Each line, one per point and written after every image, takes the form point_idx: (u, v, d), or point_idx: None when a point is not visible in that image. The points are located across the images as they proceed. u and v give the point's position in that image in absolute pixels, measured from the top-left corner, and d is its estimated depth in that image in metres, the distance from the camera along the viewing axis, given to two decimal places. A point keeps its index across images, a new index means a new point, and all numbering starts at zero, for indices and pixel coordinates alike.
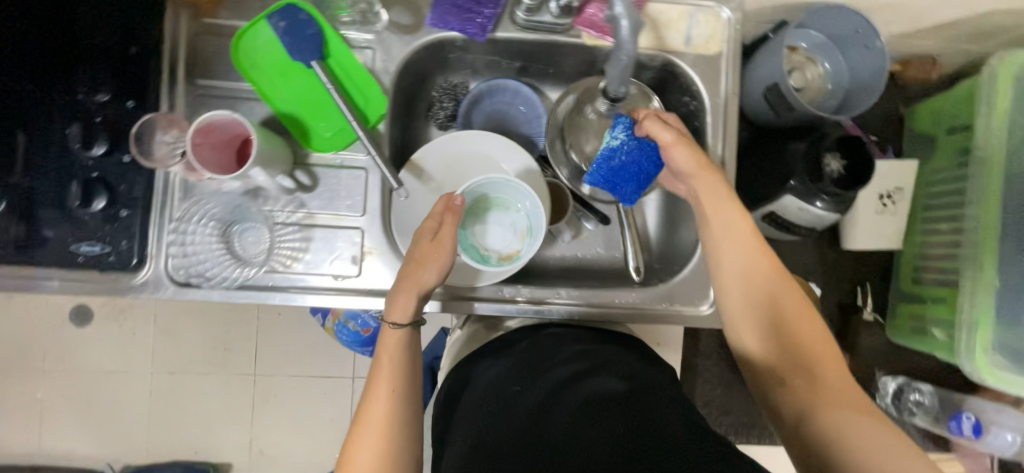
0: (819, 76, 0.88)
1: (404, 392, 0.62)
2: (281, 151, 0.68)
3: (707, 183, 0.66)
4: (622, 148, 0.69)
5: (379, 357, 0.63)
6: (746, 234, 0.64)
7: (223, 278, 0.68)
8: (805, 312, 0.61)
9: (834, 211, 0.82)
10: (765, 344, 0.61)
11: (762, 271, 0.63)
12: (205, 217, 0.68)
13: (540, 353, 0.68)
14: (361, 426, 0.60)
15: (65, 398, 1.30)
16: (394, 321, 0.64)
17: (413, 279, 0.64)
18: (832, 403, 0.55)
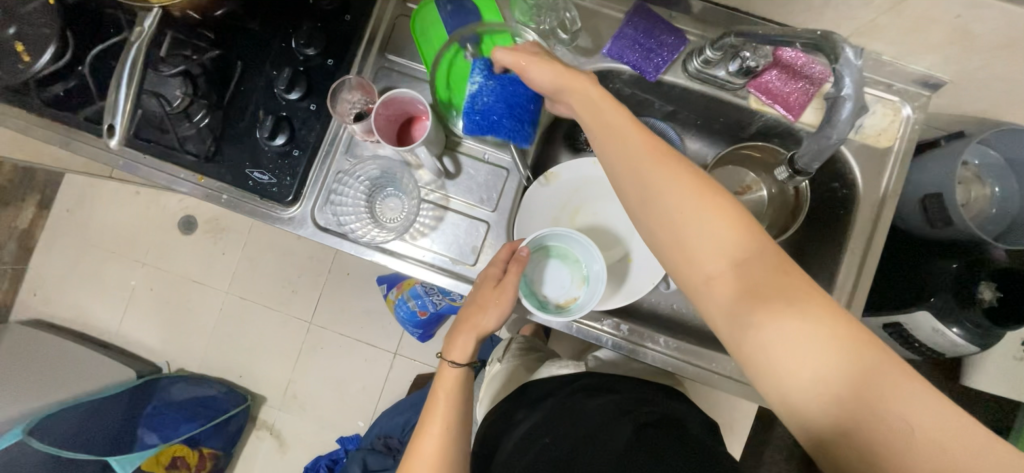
0: (986, 198, 0.84)
1: (456, 429, 0.66)
2: (440, 135, 0.73)
3: (583, 85, 0.56)
4: (485, 91, 0.70)
5: (436, 390, 0.68)
6: (625, 124, 0.53)
7: (358, 233, 0.74)
8: (712, 209, 0.47)
9: (972, 343, 0.76)
10: (690, 268, 0.48)
11: (656, 180, 0.49)
12: (364, 175, 0.76)
13: (570, 404, 0.70)
14: (414, 453, 0.64)
15: (152, 292, 1.44)
16: (453, 360, 0.68)
17: (473, 322, 0.68)
18: (783, 309, 0.44)
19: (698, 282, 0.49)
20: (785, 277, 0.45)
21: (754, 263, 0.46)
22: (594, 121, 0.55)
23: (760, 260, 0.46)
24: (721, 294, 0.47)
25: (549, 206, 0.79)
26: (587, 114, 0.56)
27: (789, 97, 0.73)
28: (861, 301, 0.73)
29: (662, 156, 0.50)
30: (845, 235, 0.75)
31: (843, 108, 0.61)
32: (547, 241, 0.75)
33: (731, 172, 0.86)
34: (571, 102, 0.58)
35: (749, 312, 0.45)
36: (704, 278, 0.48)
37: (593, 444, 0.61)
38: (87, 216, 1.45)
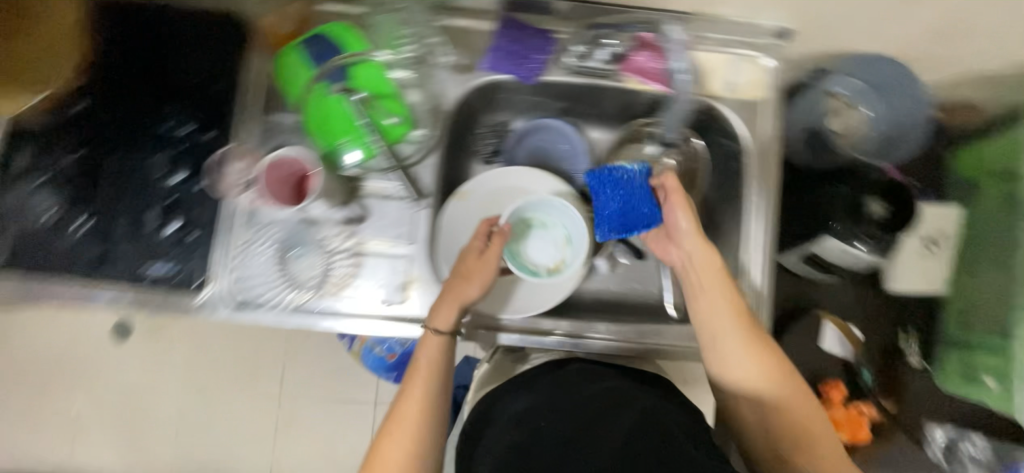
0: (863, 121, 0.88)
1: (436, 408, 0.65)
2: (338, 184, 0.72)
3: (707, 259, 0.68)
4: (637, 177, 0.72)
5: (417, 359, 0.66)
6: (719, 289, 0.67)
7: (278, 301, 0.72)
8: (774, 361, 0.66)
9: (876, 253, 0.82)
10: (759, 410, 0.67)
11: (741, 345, 0.66)
12: (268, 242, 0.73)
13: (566, 385, 0.64)
14: (396, 416, 0.63)
15: (99, 411, 1.33)
16: (439, 326, 0.67)
17: (458, 293, 0.68)
18: (807, 435, 0.65)
19: (758, 405, 0.67)
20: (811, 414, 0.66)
21: (797, 403, 0.66)
22: (703, 282, 0.68)
23: (802, 396, 0.66)
24: (775, 428, 0.66)
25: (467, 224, 0.80)
26: (698, 273, 0.69)
27: (661, 73, 0.78)
28: (771, 243, 0.79)
29: (740, 314, 0.67)
30: (744, 185, 0.79)
31: (679, 78, 0.76)
32: (525, 210, 0.78)
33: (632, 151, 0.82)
34: (689, 264, 0.70)
35: (782, 438, 0.65)
36: (756, 404, 0.67)
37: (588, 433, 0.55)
38: (6, 350, 1.33)
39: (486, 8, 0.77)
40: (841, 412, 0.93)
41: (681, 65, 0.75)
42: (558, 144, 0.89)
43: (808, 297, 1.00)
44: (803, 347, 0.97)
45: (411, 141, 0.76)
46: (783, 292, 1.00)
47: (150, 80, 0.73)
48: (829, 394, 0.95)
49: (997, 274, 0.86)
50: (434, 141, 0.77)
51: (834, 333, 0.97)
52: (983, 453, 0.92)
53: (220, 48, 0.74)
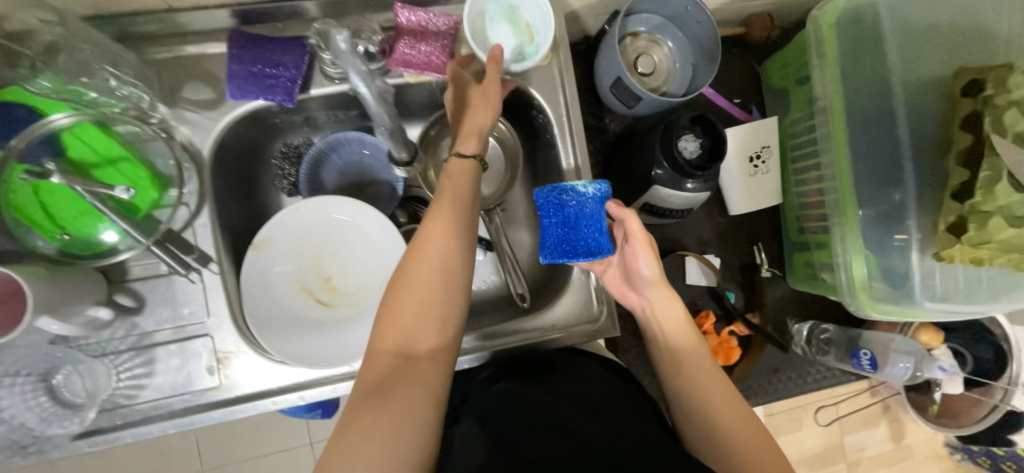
0: (667, 55, 0.90)
1: (461, 242, 0.58)
2: (89, 279, 0.61)
3: (660, 290, 0.67)
4: (585, 201, 0.65)
5: (443, 186, 0.61)
6: (679, 329, 0.66)
7: (59, 431, 0.61)
8: (732, 392, 0.60)
9: (704, 189, 0.81)
10: (691, 397, 0.61)
11: (680, 342, 0.65)
12: (23, 370, 0.60)
13: (532, 358, 0.72)
14: (420, 244, 0.57)
15: None
16: (462, 151, 0.64)
17: (475, 120, 0.65)
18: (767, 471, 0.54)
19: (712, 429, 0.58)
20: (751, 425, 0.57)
21: (748, 438, 0.56)
22: (662, 324, 0.67)
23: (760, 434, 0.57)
24: (709, 421, 0.58)
25: (276, 272, 0.72)
26: (656, 313, 0.68)
27: (431, 61, 0.69)
28: None
29: (697, 344, 0.65)
30: (558, 155, 0.76)
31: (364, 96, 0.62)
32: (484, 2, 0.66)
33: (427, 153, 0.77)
34: (645, 293, 0.68)
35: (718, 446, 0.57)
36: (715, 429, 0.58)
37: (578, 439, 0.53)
38: None
39: (221, 28, 0.67)
40: (713, 340, 0.98)
41: (357, 87, 0.61)
42: (365, 153, 0.81)
43: (668, 237, 1.02)
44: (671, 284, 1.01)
45: (169, 202, 0.65)
46: None
47: None
48: (702, 325, 0.99)
49: (814, 176, 0.91)
50: (201, 195, 0.67)
51: (696, 267, 1.01)
52: (836, 335, 1.01)
53: None
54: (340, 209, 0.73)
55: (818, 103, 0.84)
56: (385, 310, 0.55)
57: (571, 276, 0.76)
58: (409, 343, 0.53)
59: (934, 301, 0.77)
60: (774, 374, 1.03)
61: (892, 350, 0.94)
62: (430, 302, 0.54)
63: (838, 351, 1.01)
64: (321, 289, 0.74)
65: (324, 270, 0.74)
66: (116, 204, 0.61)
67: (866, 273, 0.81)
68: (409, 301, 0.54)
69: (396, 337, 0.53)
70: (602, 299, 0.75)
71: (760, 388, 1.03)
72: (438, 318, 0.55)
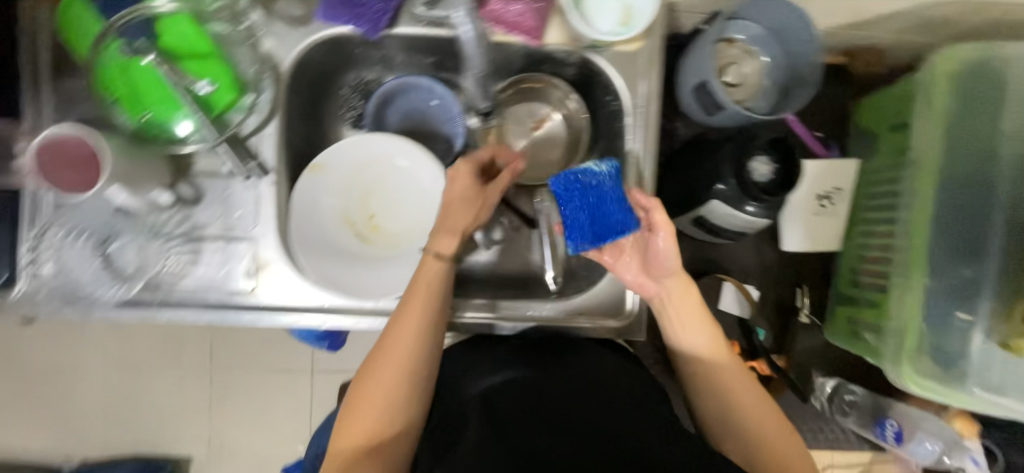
0: (758, 69, 0.85)
1: (427, 342, 0.62)
2: (158, 163, 0.64)
3: (680, 283, 0.64)
4: (603, 179, 0.63)
5: (413, 289, 0.63)
6: (698, 322, 0.64)
7: (106, 296, 0.65)
8: (749, 381, 0.63)
9: (764, 216, 0.78)
10: (710, 394, 0.63)
11: (697, 340, 0.64)
12: (84, 232, 0.64)
13: (536, 348, 0.71)
14: (384, 345, 0.61)
15: (18, 395, 1.26)
16: (440, 251, 0.63)
17: (457, 218, 0.64)
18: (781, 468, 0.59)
19: (728, 431, 0.62)
20: (767, 407, 0.61)
21: (766, 418, 0.61)
22: (682, 318, 0.65)
23: (775, 428, 0.61)
24: (732, 417, 0.61)
25: (325, 198, 0.72)
26: (676, 306, 0.65)
27: (521, 23, 0.69)
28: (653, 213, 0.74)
29: (714, 336, 0.64)
30: (624, 146, 0.74)
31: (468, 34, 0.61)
32: None
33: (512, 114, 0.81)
34: (664, 286, 0.65)
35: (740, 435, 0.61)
36: (732, 433, 0.61)
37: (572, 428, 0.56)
38: None
39: None
40: None
41: (462, 25, 0.60)
42: (433, 103, 0.80)
43: (709, 257, 0.99)
44: None
45: (244, 106, 0.67)
46: (686, 254, 0.98)
47: None
48: None
49: (883, 230, 0.85)
50: (274, 106, 0.68)
51: (732, 294, 0.97)
52: (862, 400, 0.96)
53: None
54: (400, 152, 0.73)
55: (911, 155, 0.79)
56: (350, 411, 0.60)
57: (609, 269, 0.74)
58: (370, 435, 0.59)
59: (985, 390, 0.72)
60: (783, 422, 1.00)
61: (919, 431, 0.89)
62: (392, 398, 0.60)
63: (862, 415, 0.96)
64: (365, 225, 0.75)
65: (371, 207, 0.75)
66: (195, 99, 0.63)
67: (921, 341, 0.76)
68: (373, 394, 0.60)
69: (363, 426, 0.59)
70: (634, 304, 0.73)
71: None
72: (397, 411, 0.60)
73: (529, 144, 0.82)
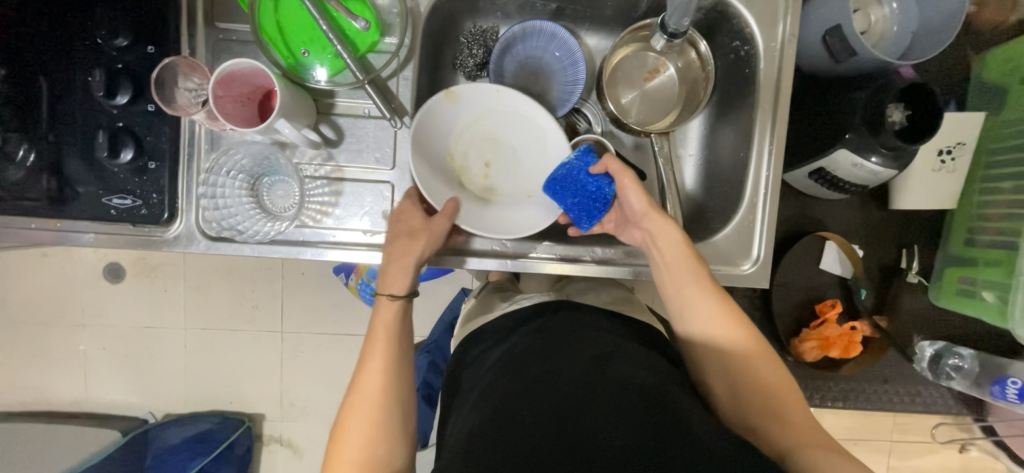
0: (885, 18, 0.82)
1: (399, 376, 0.60)
2: (306, 101, 0.65)
3: (659, 224, 0.65)
4: (571, 164, 0.69)
5: (380, 325, 0.61)
6: (685, 266, 0.64)
7: (255, 232, 0.67)
8: (749, 347, 0.61)
9: (891, 166, 0.75)
10: (712, 364, 0.62)
11: (691, 298, 0.63)
12: (236, 170, 0.66)
13: (550, 336, 0.64)
14: (355, 388, 0.58)
15: (105, 350, 1.29)
16: (392, 292, 0.63)
17: (406, 254, 0.64)
18: (782, 416, 0.57)
19: (722, 377, 0.61)
20: (768, 370, 0.60)
21: (768, 380, 0.59)
22: (666, 257, 0.65)
23: (764, 365, 0.60)
24: (733, 390, 0.60)
25: (444, 133, 0.73)
26: (660, 251, 0.65)
27: None
28: (778, 161, 0.73)
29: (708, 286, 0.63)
30: (754, 93, 0.73)
31: None
32: None
33: (633, 62, 0.81)
34: (649, 231, 0.66)
35: (748, 405, 0.59)
36: (725, 379, 0.61)
37: (566, 411, 0.51)
38: None
39: None
40: (836, 329, 0.92)
41: None
42: (556, 56, 0.79)
43: (811, 218, 0.96)
44: (800, 267, 0.96)
45: (384, 50, 0.69)
46: (786, 213, 0.97)
47: None
48: (825, 312, 0.94)
49: (1011, 186, 0.84)
50: (411, 50, 0.70)
51: (834, 252, 0.95)
52: (969, 363, 0.94)
53: None
54: (534, 114, 0.72)
55: None
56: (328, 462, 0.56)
57: (737, 212, 0.75)
58: None
59: None
60: (882, 385, 0.99)
61: None
62: (371, 435, 0.55)
63: (970, 378, 0.95)
64: (485, 172, 0.76)
65: (494, 157, 0.76)
66: (345, 42, 0.64)
67: None
68: (349, 437, 0.55)
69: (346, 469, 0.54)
70: (760, 252, 0.74)
71: (862, 394, 0.99)
72: (383, 451, 0.55)
73: (641, 94, 0.82)
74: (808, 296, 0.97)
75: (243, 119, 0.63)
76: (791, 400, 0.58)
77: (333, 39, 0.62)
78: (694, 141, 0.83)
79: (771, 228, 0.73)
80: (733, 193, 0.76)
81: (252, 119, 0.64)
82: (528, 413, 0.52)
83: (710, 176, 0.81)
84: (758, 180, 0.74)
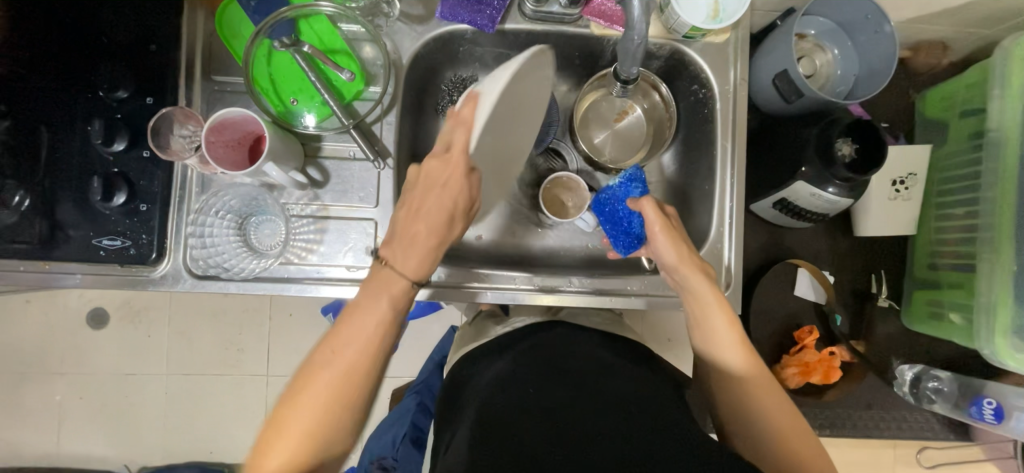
0: (829, 63, 0.89)
1: (378, 361, 0.56)
2: (295, 145, 0.70)
3: (688, 273, 0.65)
4: (612, 192, 0.73)
5: (367, 301, 0.56)
6: (716, 309, 0.63)
7: (240, 270, 0.69)
8: (763, 378, 0.60)
9: (847, 196, 0.80)
10: (722, 384, 0.62)
11: (713, 327, 0.63)
12: (225, 209, 0.70)
13: (557, 351, 0.66)
14: (326, 355, 0.54)
15: (82, 400, 1.26)
16: (410, 274, 0.57)
17: (438, 237, 0.58)
18: (791, 453, 0.56)
19: (723, 398, 0.62)
20: (782, 405, 0.59)
21: (783, 415, 0.58)
22: (698, 303, 0.64)
23: (766, 390, 0.59)
24: (743, 415, 0.59)
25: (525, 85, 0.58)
26: (688, 292, 0.66)
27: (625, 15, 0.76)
28: (740, 192, 0.77)
29: (728, 321, 0.63)
30: (713, 130, 0.79)
31: (633, 6, 0.63)
32: None
33: (603, 105, 0.87)
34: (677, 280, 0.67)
35: (756, 434, 0.58)
36: (730, 402, 0.61)
37: (566, 419, 0.52)
38: None
39: None
40: (814, 355, 0.94)
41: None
42: None
43: (783, 246, 1.01)
44: (776, 294, 0.99)
45: (369, 98, 0.74)
46: (759, 243, 1.01)
47: (78, 43, 0.67)
48: (803, 339, 0.96)
49: (962, 213, 0.89)
50: (394, 97, 0.75)
51: (806, 279, 0.98)
52: (948, 385, 0.96)
53: (150, 3, 0.70)
54: None
55: (989, 134, 0.82)
56: (274, 419, 0.53)
57: (706, 241, 0.79)
58: (292, 459, 0.52)
59: None
60: (867, 411, 0.99)
61: (1018, 408, 0.88)
62: (328, 413, 0.53)
63: (950, 400, 0.96)
64: None
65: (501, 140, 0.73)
66: (331, 91, 0.70)
67: (1012, 320, 0.78)
68: (305, 403, 0.53)
69: (277, 458, 0.51)
70: (730, 277, 0.77)
71: (848, 421, 0.99)
72: (324, 444, 0.53)
73: (611, 134, 0.87)
74: (786, 323, 0.99)
75: (234, 162, 0.67)
76: (796, 432, 0.57)
77: (321, 88, 0.67)
78: (665, 176, 0.88)
79: (738, 254, 0.77)
80: (702, 223, 0.80)
81: (241, 162, 0.68)
82: (535, 426, 0.52)
83: (681, 208, 0.86)
84: (724, 211, 0.78)
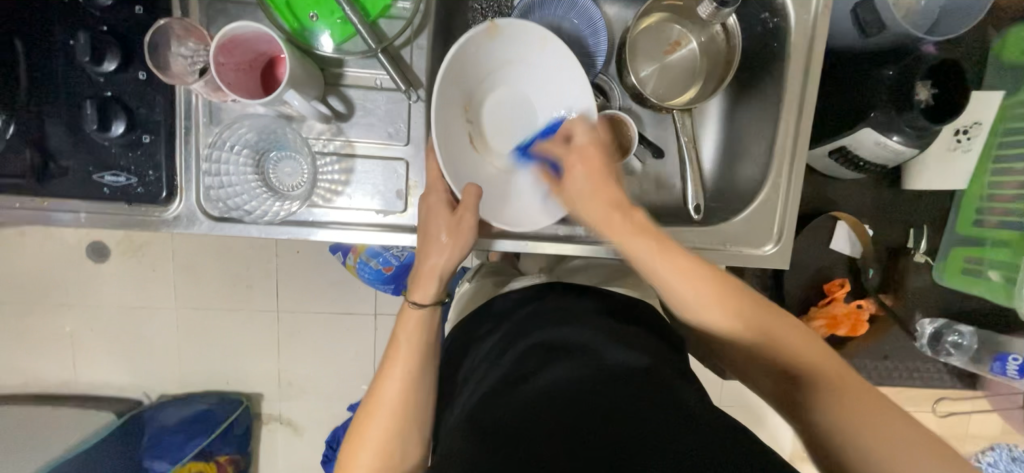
0: None
1: (426, 398, 0.57)
2: (314, 72, 0.60)
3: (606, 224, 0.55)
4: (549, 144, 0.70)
5: (396, 338, 0.58)
6: (661, 257, 0.53)
7: (263, 212, 0.63)
8: (773, 323, 0.53)
9: (914, 146, 0.75)
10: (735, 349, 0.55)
11: (681, 295, 0.53)
12: (239, 143, 0.62)
13: (554, 317, 0.60)
14: (375, 398, 0.56)
15: (92, 331, 1.25)
16: (418, 300, 0.59)
17: (436, 259, 0.60)
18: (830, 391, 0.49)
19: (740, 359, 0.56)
20: (806, 345, 0.52)
21: (807, 353, 0.51)
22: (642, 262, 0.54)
23: (788, 332, 0.52)
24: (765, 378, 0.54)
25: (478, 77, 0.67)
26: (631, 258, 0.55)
27: None
28: (806, 137, 0.71)
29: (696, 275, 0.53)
30: (784, 68, 0.71)
31: None
32: None
33: (655, 31, 0.77)
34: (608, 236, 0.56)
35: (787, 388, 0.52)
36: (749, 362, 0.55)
37: (579, 399, 0.48)
38: None
39: None
40: (842, 307, 0.94)
41: None
42: (576, 26, 0.74)
43: (825, 196, 0.96)
44: (810, 246, 0.96)
45: (397, 15, 0.64)
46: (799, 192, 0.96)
47: None
48: (833, 292, 0.95)
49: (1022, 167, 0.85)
50: (425, 16, 0.65)
51: (844, 231, 0.95)
52: (967, 340, 0.98)
53: None
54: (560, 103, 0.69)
55: None
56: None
57: (761, 190, 0.73)
58: None
59: None
60: (883, 361, 1.01)
61: None
62: (385, 458, 0.54)
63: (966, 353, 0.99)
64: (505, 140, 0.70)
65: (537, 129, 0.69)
66: (356, 7, 0.60)
67: None
68: (365, 450, 0.55)
69: None
70: (782, 230, 0.73)
71: (864, 370, 1.01)
72: None
73: (659, 67, 0.78)
74: (817, 275, 0.97)
75: (248, 89, 0.59)
76: (827, 365, 0.51)
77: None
78: (715, 118, 0.81)
79: (795, 207, 0.72)
80: (753, 173, 0.75)
81: (257, 89, 0.59)
82: (535, 412, 0.47)
83: (730, 153, 0.79)
84: (784, 159, 0.72)
